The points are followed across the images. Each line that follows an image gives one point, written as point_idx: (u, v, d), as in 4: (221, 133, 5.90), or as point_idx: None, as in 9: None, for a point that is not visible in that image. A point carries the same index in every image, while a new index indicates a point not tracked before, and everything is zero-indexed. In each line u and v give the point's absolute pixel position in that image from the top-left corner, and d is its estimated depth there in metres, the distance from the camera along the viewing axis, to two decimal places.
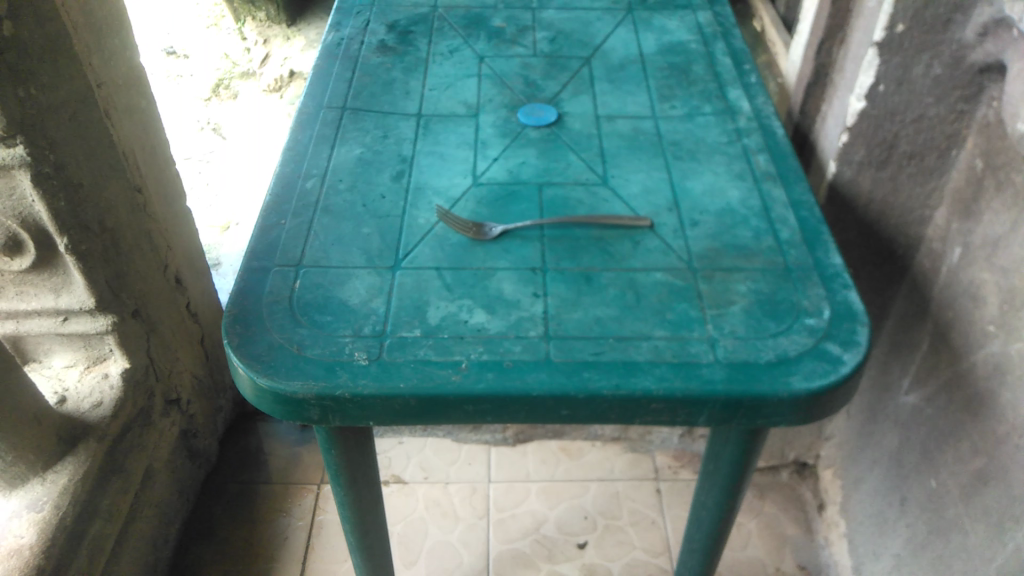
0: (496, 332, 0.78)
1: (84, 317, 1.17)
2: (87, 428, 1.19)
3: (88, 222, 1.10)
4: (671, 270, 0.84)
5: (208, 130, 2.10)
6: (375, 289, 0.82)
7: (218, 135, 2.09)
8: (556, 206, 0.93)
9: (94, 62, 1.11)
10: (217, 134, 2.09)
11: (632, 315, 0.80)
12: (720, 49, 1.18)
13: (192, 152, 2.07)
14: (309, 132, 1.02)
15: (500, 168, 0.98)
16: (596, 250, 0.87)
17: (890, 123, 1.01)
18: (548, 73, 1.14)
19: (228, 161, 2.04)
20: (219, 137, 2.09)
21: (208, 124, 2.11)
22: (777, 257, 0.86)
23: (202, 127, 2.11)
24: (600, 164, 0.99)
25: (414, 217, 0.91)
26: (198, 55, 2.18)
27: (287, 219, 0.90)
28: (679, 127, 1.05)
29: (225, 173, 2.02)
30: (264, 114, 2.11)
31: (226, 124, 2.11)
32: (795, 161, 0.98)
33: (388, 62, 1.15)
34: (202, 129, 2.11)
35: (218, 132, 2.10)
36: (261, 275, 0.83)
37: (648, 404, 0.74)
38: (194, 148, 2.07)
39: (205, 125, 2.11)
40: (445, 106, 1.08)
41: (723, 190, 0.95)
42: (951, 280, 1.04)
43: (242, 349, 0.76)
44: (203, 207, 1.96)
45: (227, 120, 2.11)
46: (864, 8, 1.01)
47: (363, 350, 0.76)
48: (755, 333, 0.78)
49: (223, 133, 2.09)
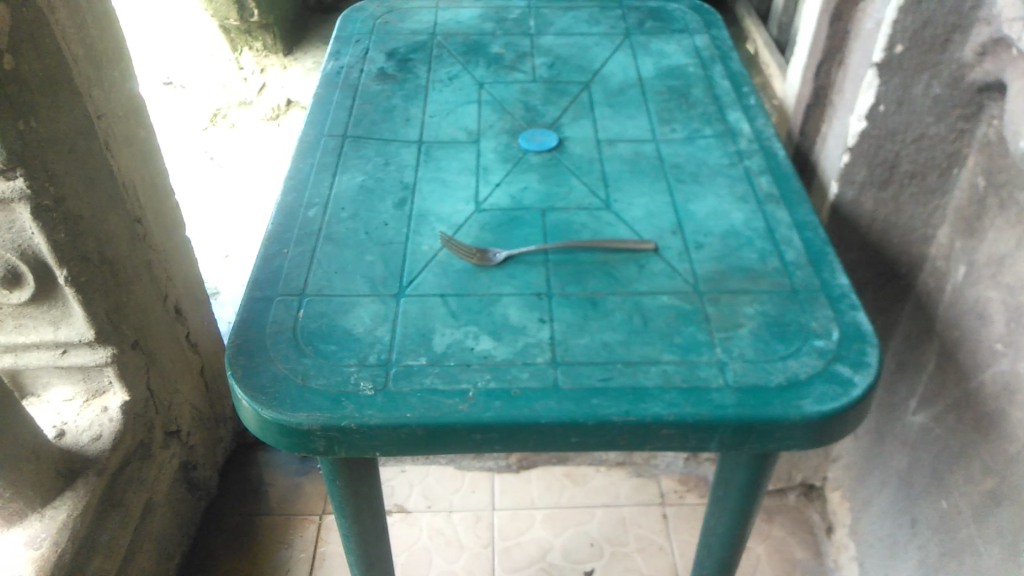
0: (502, 359, 0.77)
1: (83, 349, 1.16)
2: (86, 462, 1.17)
3: (88, 254, 1.09)
4: (678, 293, 0.84)
5: (207, 161, 2.13)
6: (380, 317, 0.81)
7: (215, 165, 2.12)
8: (560, 231, 0.92)
9: (94, 93, 1.11)
10: (213, 164, 2.12)
11: (639, 340, 0.79)
12: (718, 72, 1.19)
13: (193, 183, 2.11)
14: (310, 161, 1.02)
15: (503, 194, 0.98)
16: (601, 274, 0.86)
17: (891, 142, 1.01)
18: (548, 99, 1.14)
19: (226, 193, 2.07)
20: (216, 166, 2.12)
21: (208, 154, 2.14)
22: (783, 278, 0.85)
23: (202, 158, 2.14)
24: (602, 188, 0.99)
25: (418, 243, 0.90)
26: (194, 85, 2.18)
27: (289, 248, 0.89)
28: (680, 150, 1.05)
29: (223, 206, 2.06)
30: (261, 141, 2.13)
31: (223, 154, 2.13)
32: (798, 183, 0.98)
33: (388, 90, 1.15)
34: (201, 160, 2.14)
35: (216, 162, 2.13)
36: (264, 305, 0.83)
37: (659, 430, 0.73)
38: (194, 179, 2.11)
39: (204, 156, 2.14)
40: (446, 132, 1.08)
41: (727, 212, 0.94)
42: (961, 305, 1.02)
43: (246, 380, 0.75)
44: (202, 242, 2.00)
45: (224, 150, 2.14)
46: (862, 29, 1.01)
47: (369, 380, 0.75)
48: (764, 356, 0.77)
49: (221, 162, 2.12)
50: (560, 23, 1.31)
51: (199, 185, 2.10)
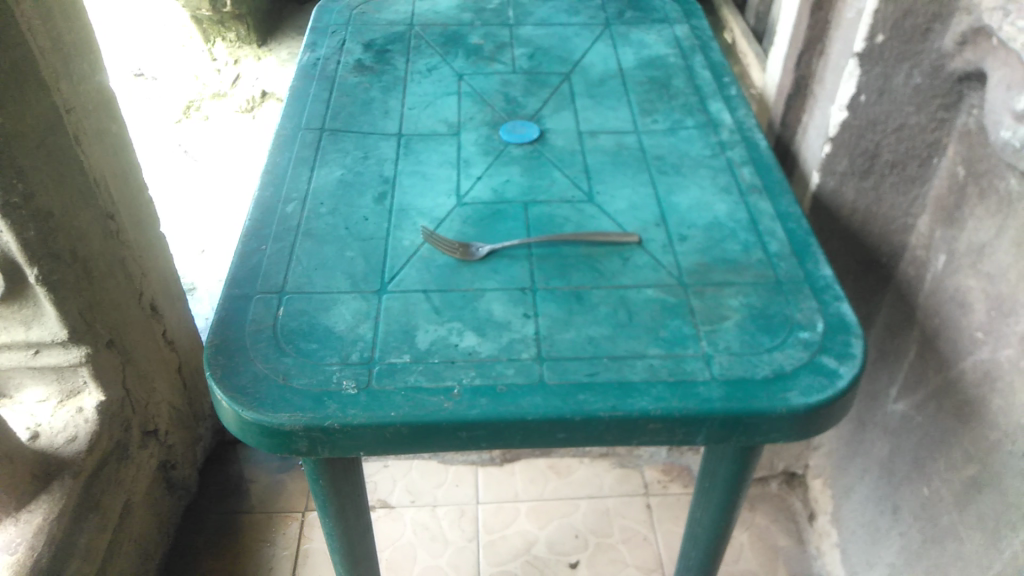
0: (487, 355, 0.76)
1: (56, 349, 1.14)
2: (61, 464, 1.15)
3: (59, 252, 1.07)
4: (662, 285, 0.83)
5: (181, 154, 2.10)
6: (362, 314, 0.80)
7: (190, 159, 2.09)
8: (543, 225, 0.91)
9: (63, 86, 1.07)
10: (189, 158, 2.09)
11: (624, 334, 0.78)
12: (699, 63, 1.18)
13: (166, 177, 2.07)
14: (287, 154, 1.00)
15: (484, 188, 0.97)
16: (585, 268, 0.86)
17: (872, 133, 1.00)
18: (528, 90, 1.13)
19: (199, 186, 2.04)
20: (192, 160, 2.09)
21: (182, 148, 2.11)
22: (767, 270, 0.85)
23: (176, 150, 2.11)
24: (585, 180, 0.98)
25: (399, 238, 0.89)
26: (166, 77, 2.16)
27: (267, 244, 0.88)
28: (662, 141, 1.04)
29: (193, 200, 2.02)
30: (236, 134, 2.11)
31: (197, 148, 2.11)
32: (780, 174, 0.98)
33: (366, 81, 1.14)
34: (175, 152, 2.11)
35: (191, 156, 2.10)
36: (242, 303, 0.81)
37: (646, 425, 0.72)
38: (167, 172, 2.07)
39: (177, 148, 2.11)
40: (426, 124, 1.06)
41: (710, 203, 0.94)
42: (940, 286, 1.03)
43: (225, 381, 0.74)
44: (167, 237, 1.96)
45: (199, 144, 2.11)
46: (842, 19, 1.00)
47: (352, 378, 0.74)
48: (750, 348, 0.77)
49: (195, 156, 2.10)
50: (539, 13, 1.30)
51: (171, 178, 2.07)
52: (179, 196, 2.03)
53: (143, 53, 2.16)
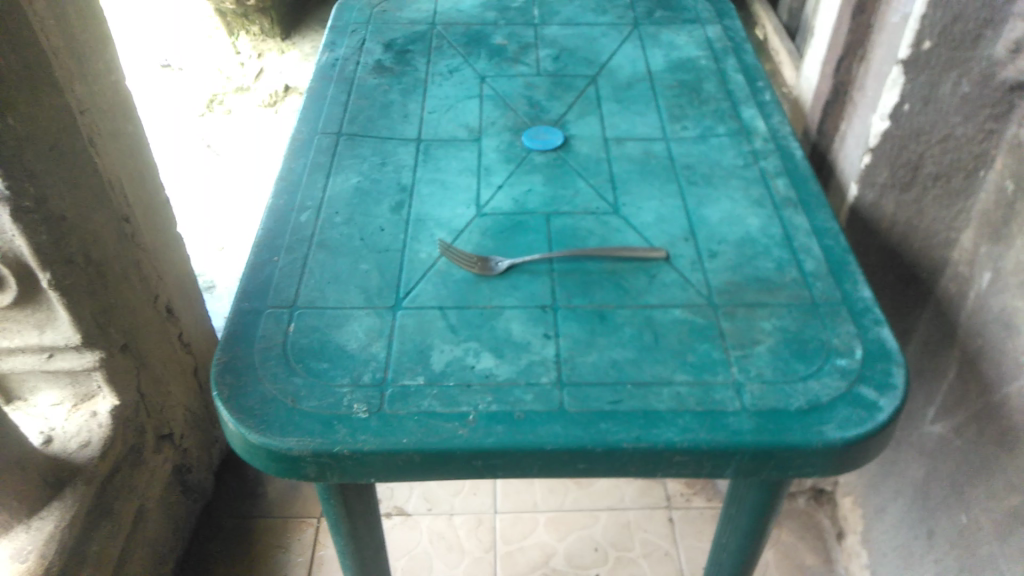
0: (505, 379, 0.73)
1: (70, 354, 1.12)
2: (74, 470, 1.13)
3: (72, 255, 1.05)
4: (690, 305, 0.79)
5: (204, 149, 2.10)
6: (375, 332, 0.77)
7: (213, 154, 2.09)
8: (565, 238, 0.87)
9: (76, 87, 1.05)
10: (212, 154, 2.09)
11: (649, 358, 0.74)
12: (731, 66, 1.13)
13: (188, 171, 2.06)
14: (303, 160, 0.97)
15: (505, 198, 0.93)
16: (609, 285, 0.82)
17: (915, 143, 0.95)
18: (553, 94, 1.09)
19: (219, 182, 2.03)
20: (213, 156, 2.09)
21: (205, 143, 2.11)
22: (802, 290, 0.81)
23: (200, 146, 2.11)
24: (610, 190, 0.94)
25: (416, 250, 0.86)
26: (193, 68, 2.16)
27: (280, 255, 0.85)
28: (692, 149, 0.99)
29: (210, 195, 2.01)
30: (258, 128, 2.12)
31: (221, 144, 2.11)
32: (816, 186, 0.93)
33: (385, 83, 1.10)
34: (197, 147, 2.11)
35: (213, 152, 2.10)
36: (252, 319, 0.78)
37: (672, 457, 0.68)
38: (189, 166, 2.07)
39: (201, 143, 2.12)
40: (446, 130, 1.03)
41: (742, 217, 0.89)
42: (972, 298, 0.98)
43: (232, 402, 0.71)
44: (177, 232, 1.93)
45: (222, 140, 2.11)
46: (886, 23, 0.95)
47: (363, 402, 0.71)
48: (783, 376, 0.73)
49: (217, 150, 2.10)
50: (566, 13, 1.25)
51: (192, 173, 2.06)
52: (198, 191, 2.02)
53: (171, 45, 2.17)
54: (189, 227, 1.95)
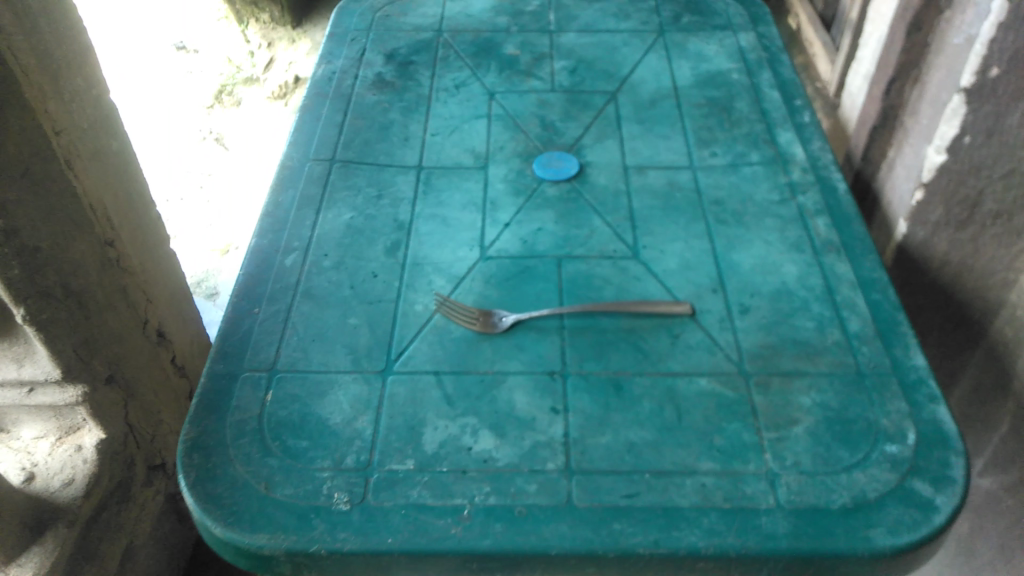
0: (505, 465, 0.64)
1: (51, 388, 1.05)
2: (56, 512, 1.06)
3: (48, 288, 0.98)
4: (718, 374, 0.70)
5: (210, 140, 2.02)
6: (361, 403, 0.68)
7: (220, 145, 2.01)
8: (578, 288, 0.78)
9: (51, 107, 0.96)
10: (219, 145, 2.01)
11: (670, 440, 0.65)
12: (766, 80, 1.03)
13: (195, 164, 1.97)
14: (291, 192, 0.88)
15: (512, 238, 0.84)
16: (627, 347, 0.73)
17: (974, 178, 0.84)
18: (568, 113, 0.99)
19: (229, 175, 1.95)
20: (221, 148, 2.01)
21: (211, 134, 2.03)
22: (846, 356, 0.71)
23: (205, 137, 2.02)
24: (630, 230, 0.84)
25: (411, 301, 0.77)
26: (203, 52, 2.14)
27: (260, 307, 0.76)
28: (721, 180, 0.89)
29: (224, 188, 1.92)
30: (267, 118, 2.05)
31: (228, 135, 2.03)
32: (861, 228, 0.83)
33: (385, 100, 1.01)
34: (204, 139, 2.03)
35: (220, 142, 2.02)
36: (225, 385, 0.70)
37: (694, 563, 0.59)
38: (196, 159, 1.98)
39: (206, 134, 2.03)
40: (450, 155, 0.94)
41: (777, 265, 0.80)
42: (1020, 350, 0.86)
43: (199, 488, 0.63)
44: (191, 229, 1.84)
45: (229, 130, 2.04)
46: (947, 43, 0.83)
47: (345, 492, 0.63)
48: (824, 466, 0.63)
49: (225, 143, 2.01)
50: (584, 17, 1.15)
51: (198, 165, 1.97)
52: (208, 184, 1.93)
53: (183, 29, 2.16)
54: (194, 223, 1.86)
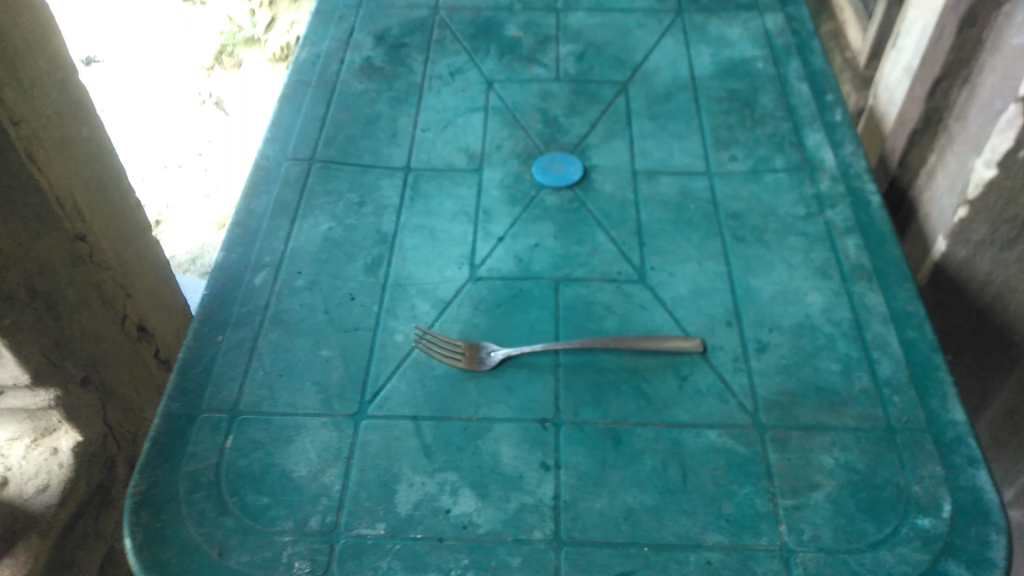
0: (486, 532, 0.57)
1: (22, 391, 1.00)
2: (31, 520, 0.99)
3: (12, 292, 0.91)
4: (729, 427, 0.62)
5: (209, 104, 1.88)
6: (330, 453, 0.62)
7: (220, 110, 1.87)
8: (576, 316, 0.70)
9: (8, 95, 0.87)
10: (219, 109, 1.87)
11: (673, 506, 0.58)
12: (795, 71, 0.93)
13: (193, 129, 1.82)
14: (265, 197, 0.80)
15: (506, 254, 0.75)
16: (628, 390, 0.65)
17: None
18: (573, 107, 0.90)
19: (230, 141, 1.79)
20: (221, 113, 1.86)
21: (209, 98, 1.89)
22: (874, 407, 0.63)
23: (203, 101, 1.89)
24: (636, 247, 0.76)
25: (391, 330, 0.69)
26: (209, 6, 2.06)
27: (225, 333, 0.69)
28: (741, 189, 0.80)
29: (224, 154, 1.76)
30: (268, 81, 1.93)
31: (228, 99, 1.89)
32: (896, 250, 0.74)
33: (374, 89, 0.92)
34: (202, 104, 1.89)
35: (220, 107, 1.87)
36: (182, 428, 0.63)
37: None
38: (195, 124, 1.83)
39: (204, 97, 1.90)
40: (441, 155, 0.85)
41: (800, 293, 0.71)
42: None
43: (146, 553, 0.57)
44: (188, 195, 1.66)
45: (230, 93, 1.90)
46: (1005, 43, 0.73)
47: (307, 560, 0.56)
48: (846, 543, 0.56)
49: (225, 107, 1.87)
50: None
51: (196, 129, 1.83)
52: (207, 151, 1.77)
53: None
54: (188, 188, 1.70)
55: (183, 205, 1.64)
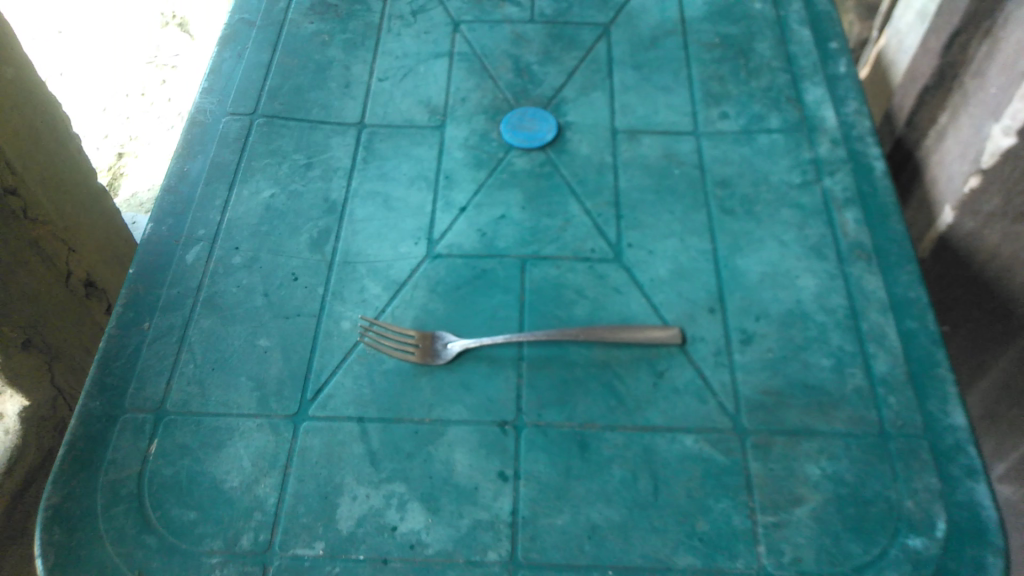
0: (435, 553, 0.52)
1: None
2: None
3: None
4: (707, 432, 0.57)
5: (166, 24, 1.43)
6: (265, 461, 0.56)
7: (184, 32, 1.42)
8: (544, 301, 0.63)
9: None
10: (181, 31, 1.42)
11: (642, 524, 0.53)
12: (796, 13, 0.83)
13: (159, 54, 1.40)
14: (200, 159, 0.72)
15: (468, 227, 0.68)
16: (597, 389, 0.59)
17: None
18: (548, 54, 0.81)
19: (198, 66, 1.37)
20: (186, 36, 1.41)
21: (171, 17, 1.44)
22: (868, 409, 0.57)
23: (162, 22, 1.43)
24: (613, 220, 0.68)
25: (337, 316, 0.62)
26: None
27: (151, 319, 0.62)
28: (731, 152, 0.72)
29: (193, 84, 1.36)
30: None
31: (196, 19, 1.44)
32: (899, 226, 0.67)
33: (326, 31, 0.82)
34: (164, 26, 1.43)
35: (185, 29, 1.42)
36: (100, 431, 0.57)
37: None
38: (164, 48, 1.40)
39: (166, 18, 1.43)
40: (399, 108, 0.76)
41: (791, 276, 0.64)
42: None
43: None
44: (158, 125, 1.32)
45: (197, 13, 1.44)
46: None
47: None
48: (829, 567, 0.51)
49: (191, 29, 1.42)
50: None
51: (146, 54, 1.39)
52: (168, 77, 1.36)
53: None
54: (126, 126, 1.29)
55: (148, 137, 1.30)
